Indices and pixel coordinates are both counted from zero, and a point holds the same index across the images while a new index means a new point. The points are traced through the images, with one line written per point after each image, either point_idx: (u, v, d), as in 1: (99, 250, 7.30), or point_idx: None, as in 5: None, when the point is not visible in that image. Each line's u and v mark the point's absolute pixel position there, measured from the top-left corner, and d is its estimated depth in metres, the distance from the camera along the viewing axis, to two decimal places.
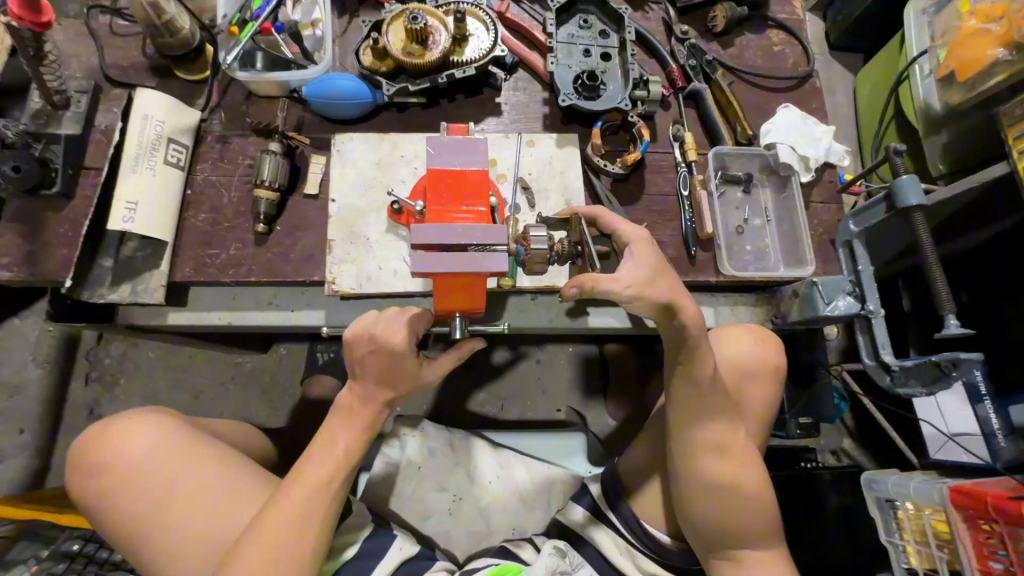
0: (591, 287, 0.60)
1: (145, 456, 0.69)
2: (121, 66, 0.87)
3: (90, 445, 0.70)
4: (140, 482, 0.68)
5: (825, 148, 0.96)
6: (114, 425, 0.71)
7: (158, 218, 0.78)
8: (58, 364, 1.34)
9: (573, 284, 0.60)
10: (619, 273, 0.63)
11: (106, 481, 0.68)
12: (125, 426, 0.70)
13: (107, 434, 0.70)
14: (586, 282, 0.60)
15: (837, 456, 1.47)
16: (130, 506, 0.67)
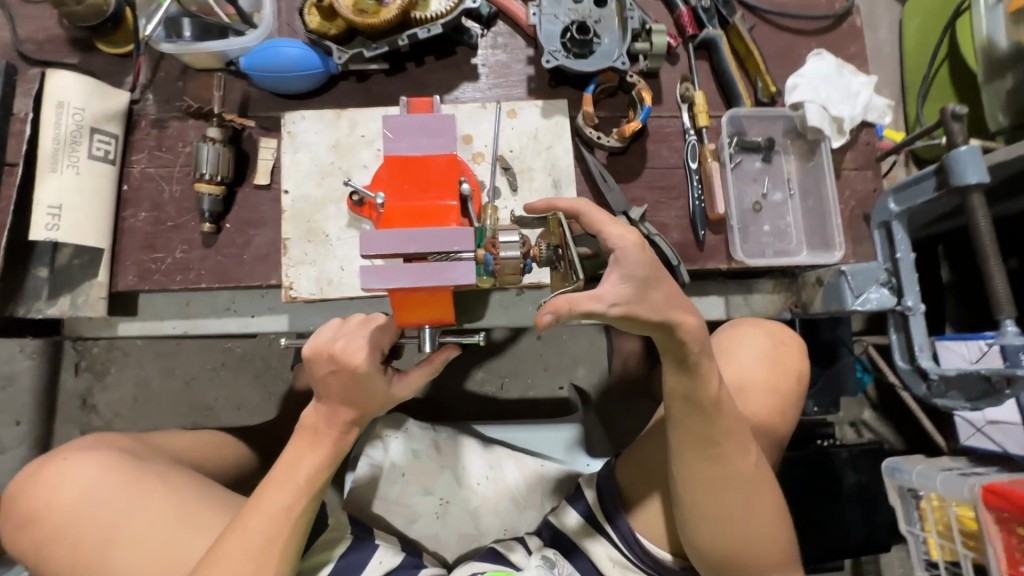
0: (567, 310, 0.48)
1: (88, 499, 0.67)
2: (37, 40, 0.76)
3: (34, 493, 0.68)
4: (87, 527, 0.66)
5: (863, 104, 0.82)
6: (55, 467, 0.69)
7: (91, 222, 0.69)
8: (48, 354, 1.27)
9: (544, 306, 0.48)
10: (602, 287, 0.51)
11: (53, 528, 0.66)
12: (68, 464, 0.69)
13: (48, 479, 0.68)
14: (561, 301, 0.48)
15: (857, 430, 1.39)
16: (79, 552, 0.65)
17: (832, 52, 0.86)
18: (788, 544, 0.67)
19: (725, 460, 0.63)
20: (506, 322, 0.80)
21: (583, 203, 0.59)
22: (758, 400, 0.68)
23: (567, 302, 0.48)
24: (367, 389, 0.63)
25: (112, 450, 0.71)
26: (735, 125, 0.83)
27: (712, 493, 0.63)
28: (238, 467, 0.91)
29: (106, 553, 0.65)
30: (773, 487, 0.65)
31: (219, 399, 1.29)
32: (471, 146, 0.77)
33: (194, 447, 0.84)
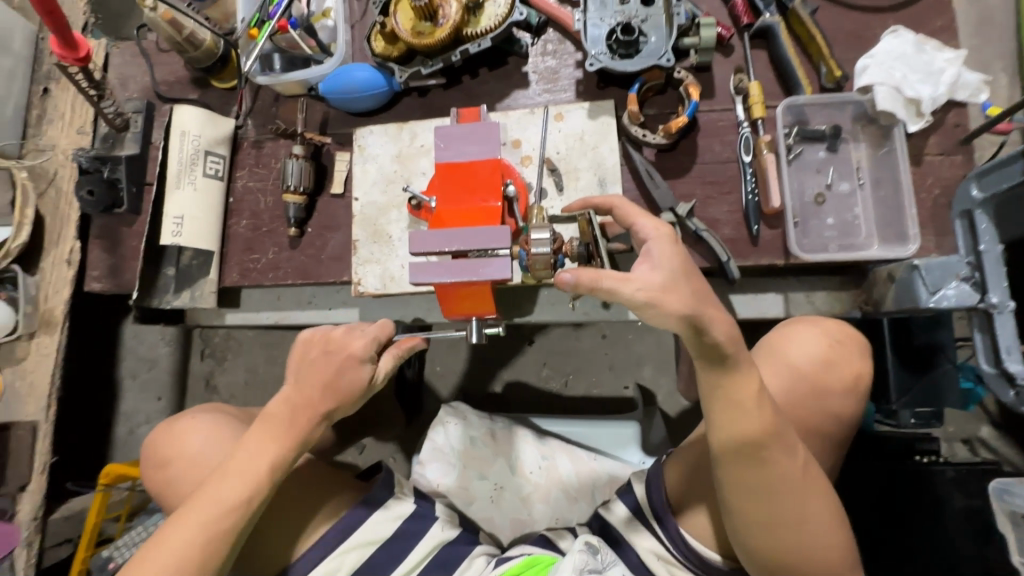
0: (589, 282, 0.55)
1: (203, 453, 0.80)
2: (168, 81, 0.92)
3: (164, 441, 0.83)
4: (201, 473, 0.79)
5: (948, 82, 0.74)
6: (180, 424, 0.83)
7: (205, 229, 0.83)
8: (181, 342, 1.50)
9: (568, 272, 0.56)
10: (632, 274, 0.56)
11: (178, 471, 0.81)
12: (180, 427, 0.83)
13: (176, 432, 0.83)
14: (586, 274, 0.55)
15: (970, 447, 1.24)
16: (195, 494, 0.79)
17: (913, 28, 0.79)
18: (851, 553, 0.61)
19: (773, 461, 0.58)
20: (554, 318, 0.83)
21: (620, 203, 0.63)
22: (796, 392, 0.67)
23: (591, 280, 0.55)
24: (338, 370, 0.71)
25: (222, 415, 0.84)
26: (796, 114, 0.79)
27: (760, 495, 0.58)
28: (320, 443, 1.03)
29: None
30: (828, 489, 0.60)
31: None
32: (519, 150, 0.81)
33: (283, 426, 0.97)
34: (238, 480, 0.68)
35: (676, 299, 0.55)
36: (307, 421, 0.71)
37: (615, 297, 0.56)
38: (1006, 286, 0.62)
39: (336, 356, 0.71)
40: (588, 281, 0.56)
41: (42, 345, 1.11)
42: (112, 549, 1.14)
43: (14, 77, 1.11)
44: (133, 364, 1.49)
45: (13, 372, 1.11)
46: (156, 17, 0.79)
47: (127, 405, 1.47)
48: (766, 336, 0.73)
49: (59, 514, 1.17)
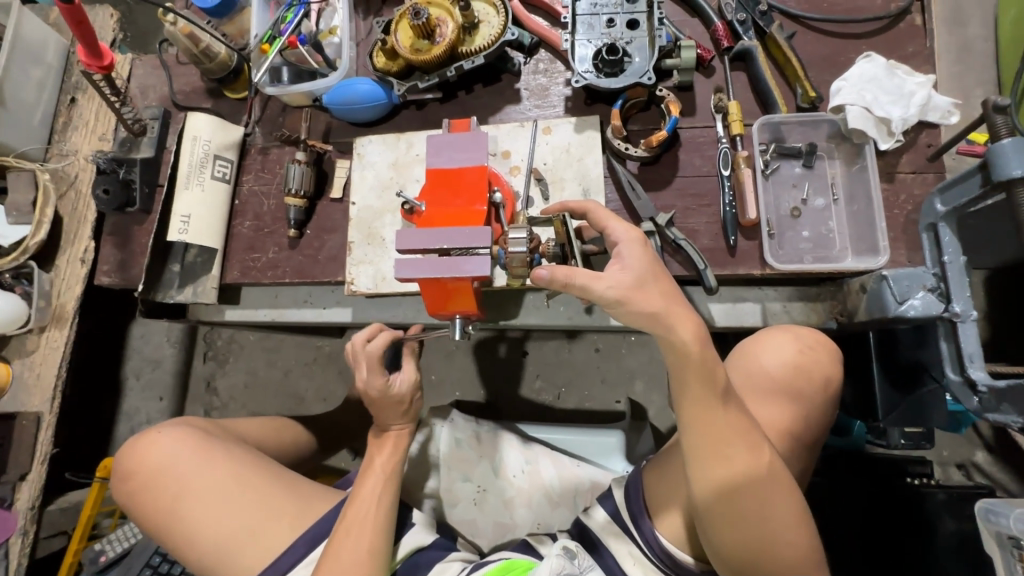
0: (563, 277, 0.59)
1: (170, 464, 0.82)
2: (185, 91, 0.99)
3: (132, 452, 0.84)
4: (169, 483, 0.81)
5: (918, 104, 0.77)
6: (146, 437, 0.84)
7: (210, 228, 0.88)
8: (185, 344, 1.54)
9: (545, 268, 0.60)
10: (605, 274, 0.59)
11: (144, 482, 0.82)
12: (147, 440, 0.84)
13: (141, 445, 0.84)
14: (560, 270, 0.60)
15: (965, 472, 1.22)
16: (162, 501, 0.81)
17: (886, 53, 0.83)
18: (817, 552, 0.62)
19: (737, 460, 0.59)
20: (538, 322, 0.86)
21: (593, 208, 0.66)
22: (767, 394, 0.69)
23: (565, 277, 0.59)
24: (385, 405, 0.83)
25: (192, 426, 0.86)
26: (773, 131, 0.82)
27: (726, 492, 0.59)
28: (294, 450, 1.05)
29: (182, 505, 0.80)
30: (794, 489, 0.61)
31: (310, 390, 1.49)
32: (509, 160, 0.85)
33: (261, 435, 0.99)
34: (373, 522, 0.75)
35: (643, 300, 0.58)
36: (396, 440, 0.83)
37: (588, 293, 0.59)
38: (970, 296, 0.64)
39: (392, 400, 0.82)
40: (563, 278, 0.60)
41: (52, 339, 1.16)
42: (103, 543, 1.16)
43: (44, 87, 1.17)
44: (138, 364, 1.53)
45: (23, 363, 1.15)
46: (176, 31, 0.84)
47: (129, 404, 1.50)
48: (740, 342, 0.74)
49: (56, 505, 1.21)
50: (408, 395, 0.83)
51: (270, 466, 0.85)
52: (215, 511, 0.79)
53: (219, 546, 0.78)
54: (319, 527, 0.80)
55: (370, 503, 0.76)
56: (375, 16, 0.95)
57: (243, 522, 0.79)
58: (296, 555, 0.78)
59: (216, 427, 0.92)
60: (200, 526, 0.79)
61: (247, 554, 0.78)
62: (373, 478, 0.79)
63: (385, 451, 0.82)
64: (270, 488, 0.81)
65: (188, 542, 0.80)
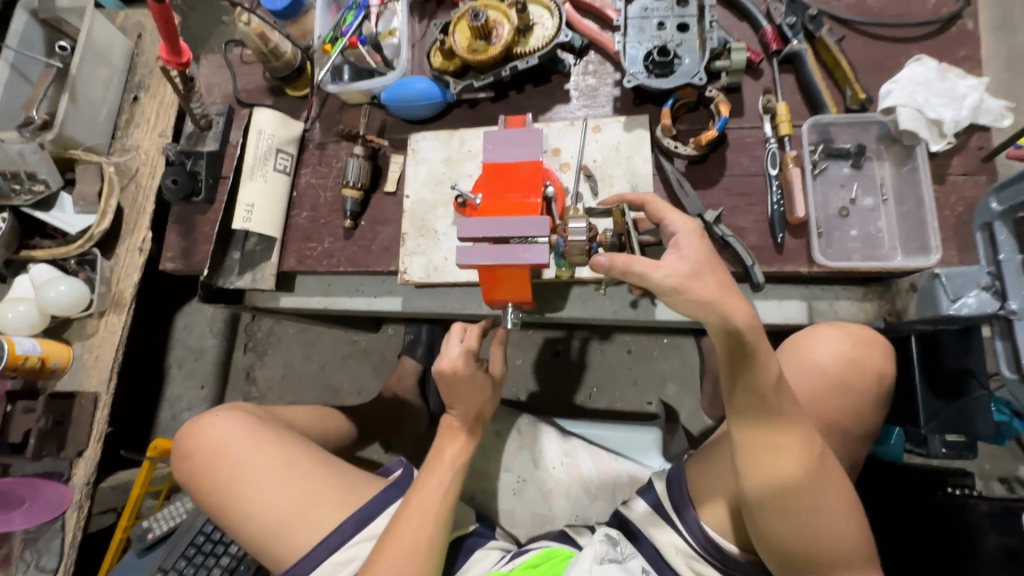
0: (622, 265, 0.61)
1: (224, 445, 0.84)
2: (248, 89, 1.04)
3: (189, 434, 0.87)
4: (222, 464, 0.83)
5: (970, 106, 0.78)
6: (202, 420, 0.87)
7: (270, 218, 0.92)
8: (227, 335, 1.59)
9: (604, 256, 0.62)
10: (663, 262, 0.61)
11: (200, 462, 0.84)
12: (203, 420, 0.87)
13: (198, 426, 0.86)
14: (619, 258, 0.61)
15: (1008, 486, 1.19)
16: (215, 481, 0.83)
17: (937, 57, 0.84)
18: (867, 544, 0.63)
19: (787, 450, 0.61)
20: (584, 314, 0.88)
21: (657, 203, 0.69)
22: (814, 387, 0.71)
23: (624, 265, 0.60)
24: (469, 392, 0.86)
25: (245, 411, 0.88)
26: (821, 132, 0.84)
27: (778, 482, 0.61)
28: (337, 439, 1.05)
29: (234, 485, 0.82)
30: (844, 480, 0.62)
31: (345, 383, 1.52)
32: (559, 157, 0.88)
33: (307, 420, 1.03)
34: (430, 515, 0.76)
35: (701, 288, 0.59)
36: (467, 436, 0.86)
37: (646, 281, 0.61)
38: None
39: (475, 385, 0.86)
40: (620, 266, 0.61)
41: (110, 323, 1.22)
42: (150, 521, 1.20)
43: (111, 85, 1.24)
44: (182, 353, 1.57)
45: (83, 346, 1.21)
46: (248, 31, 0.89)
47: (172, 391, 1.55)
48: (788, 337, 0.76)
49: (107, 483, 1.26)
50: (491, 384, 0.88)
51: (318, 451, 0.86)
52: (266, 492, 0.80)
53: (269, 527, 0.79)
54: (365, 510, 0.81)
55: (432, 497, 0.78)
56: (430, 18, 0.99)
57: (295, 502, 0.80)
58: (331, 545, 0.78)
59: (266, 411, 0.93)
60: (253, 504, 0.80)
61: (296, 535, 0.79)
62: (438, 473, 0.80)
63: (448, 448, 0.84)
64: (318, 471, 0.83)
65: (239, 522, 0.81)
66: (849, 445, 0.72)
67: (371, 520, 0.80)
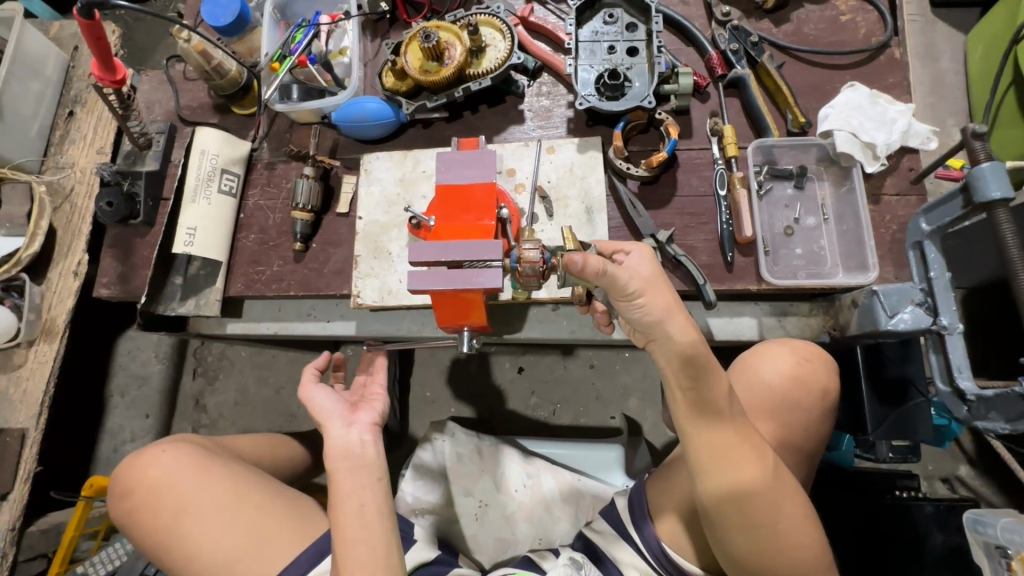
0: (593, 265, 0.59)
1: (168, 481, 0.78)
2: (192, 107, 1.00)
3: (131, 468, 0.80)
4: (166, 502, 0.77)
5: (899, 131, 0.82)
6: (144, 454, 0.81)
7: (215, 241, 0.88)
8: (174, 360, 1.50)
9: (577, 253, 0.60)
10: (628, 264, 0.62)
11: (143, 501, 0.78)
12: (144, 456, 0.81)
13: (139, 462, 0.80)
14: (592, 259, 0.59)
15: (951, 486, 1.24)
16: (161, 520, 0.77)
17: (868, 83, 0.89)
18: (823, 551, 0.64)
19: (742, 462, 0.61)
20: (542, 334, 0.87)
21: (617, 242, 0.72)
22: (764, 404, 0.73)
23: (596, 269, 0.59)
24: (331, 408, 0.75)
25: (190, 443, 0.83)
26: (766, 154, 0.87)
27: (739, 503, 0.60)
28: (289, 465, 1.00)
29: (182, 523, 0.76)
30: (797, 490, 0.63)
31: (302, 407, 1.46)
32: (514, 178, 0.88)
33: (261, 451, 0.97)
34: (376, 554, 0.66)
35: (658, 296, 0.61)
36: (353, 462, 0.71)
37: (614, 283, 0.60)
38: (955, 309, 0.69)
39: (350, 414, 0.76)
40: (594, 268, 0.60)
41: (40, 353, 1.13)
42: (86, 565, 1.11)
43: (43, 99, 1.15)
44: (124, 381, 1.48)
45: (8, 379, 1.12)
46: (189, 48, 0.87)
47: (114, 422, 1.46)
48: (739, 355, 0.78)
49: (36, 527, 1.17)
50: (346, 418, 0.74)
51: (271, 484, 0.82)
52: (216, 528, 0.75)
53: (219, 565, 0.74)
54: (319, 542, 0.75)
55: (358, 547, 0.66)
56: (382, 38, 0.98)
57: (246, 538, 0.75)
58: None
59: (215, 443, 0.88)
60: (201, 543, 0.75)
61: (249, 570, 0.74)
62: (347, 510, 0.68)
63: (351, 478, 0.70)
64: (269, 505, 0.78)
65: (189, 562, 0.75)
66: (798, 456, 0.74)
67: (327, 553, 0.75)
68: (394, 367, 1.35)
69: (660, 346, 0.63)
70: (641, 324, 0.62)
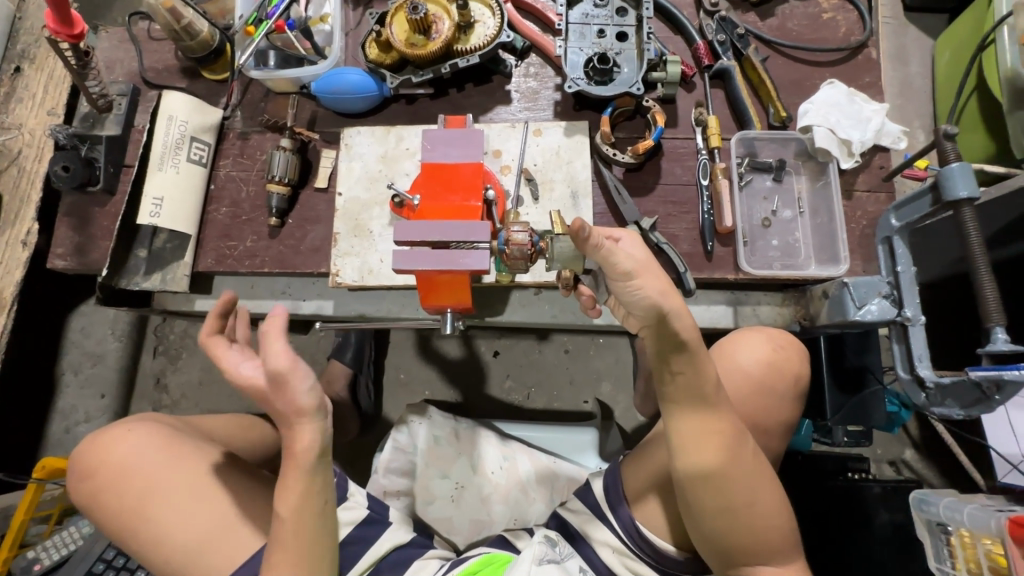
0: (584, 245, 0.59)
1: (135, 462, 0.75)
2: (157, 69, 0.94)
3: (94, 446, 0.76)
4: (132, 485, 0.74)
5: (873, 129, 0.85)
6: (108, 433, 0.77)
7: (183, 213, 0.84)
8: (132, 338, 1.43)
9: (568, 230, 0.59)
10: (621, 243, 0.61)
11: (107, 482, 0.75)
12: (107, 436, 0.77)
13: (102, 442, 0.76)
14: (584, 236, 0.59)
15: (896, 468, 1.32)
16: (125, 502, 0.73)
17: (846, 81, 0.91)
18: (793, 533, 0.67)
19: (724, 447, 0.63)
20: (525, 318, 0.88)
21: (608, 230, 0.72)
22: (743, 391, 0.75)
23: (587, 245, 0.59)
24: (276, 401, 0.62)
25: (159, 424, 0.79)
26: (747, 146, 0.89)
27: (716, 486, 0.63)
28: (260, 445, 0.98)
29: (148, 506, 0.73)
30: (772, 475, 0.66)
31: None
32: (500, 159, 0.87)
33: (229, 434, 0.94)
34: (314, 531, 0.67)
35: (653, 278, 0.60)
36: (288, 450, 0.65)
37: (607, 262, 0.60)
38: (918, 302, 0.72)
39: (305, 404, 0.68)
40: (583, 249, 0.59)
41: None
42: (38, 550, 1.06)
43: None
44: (77, 359, 1.40)
45: None
46: (156, 4, 0.81)
47: (66, 401, 1.38)
48: (717, 342, 0.80)
49: None
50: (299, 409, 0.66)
51: (246, 468, 0.80)
52: (187, 512, 0.73)
53: (188, 551, 0.72)
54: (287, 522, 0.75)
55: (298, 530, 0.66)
56: (365, 7, 0.94)
57: (219, 521, 0.73)
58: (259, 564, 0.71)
59: (185, 424, 0.85)
60: (169, 526, 0.72)
61: (220, 554, 0.72)
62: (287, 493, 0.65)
63: (292, 471, 0.65)
64: (243, 489, 0.76)
65: (155, 547, 0.72)
66: (770, 441, 0.77)
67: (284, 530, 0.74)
68: (369, 348, 1.31)
69: (649, 327, 0.63)
70: (634, 308, 0.62)
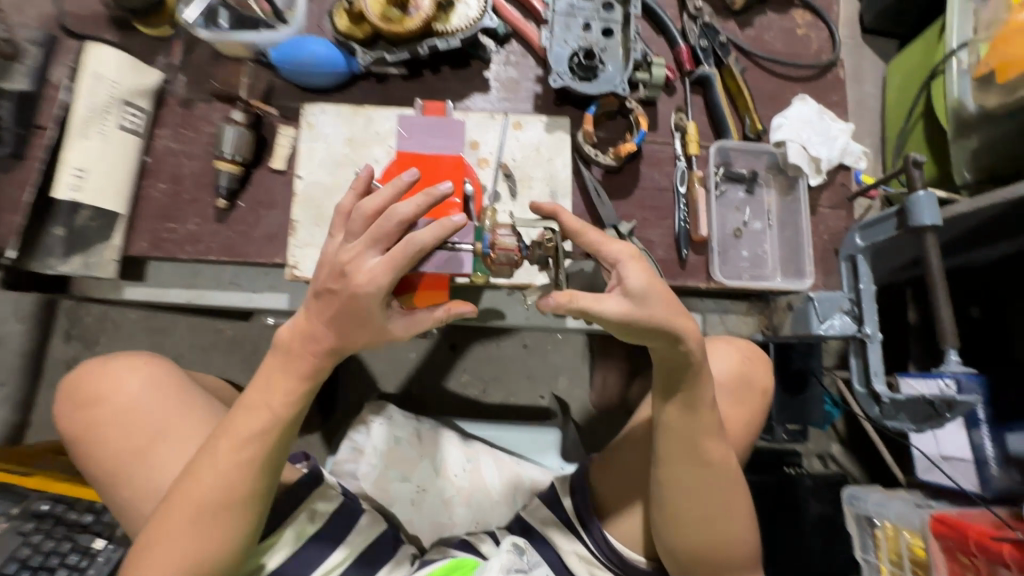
0: (565, 302, 0.54)
1: (144, 402, 0.71)
2: (80, 16, 0.81)
3: (92, 381, 0.72)
4: (138, 424, 0.70)
5: (840, 148, 0.88)
6: (113, 367, 0.73)
7: (112, 188, 0.73)
8: (39, 320, 1.25)
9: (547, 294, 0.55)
10: (606, 296, 0.56)
11: (107, 420, 0.70)
12: (112, 370, 0.73)
13: (107, 375, 0.72)
14: (561, 296, 0.55)
15: (824, 462, 1.42)
16: (129, 443, 0.70)
17: (816, 98, 0.94)
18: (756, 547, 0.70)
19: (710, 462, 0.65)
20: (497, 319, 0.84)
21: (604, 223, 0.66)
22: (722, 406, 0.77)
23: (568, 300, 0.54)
24: (363, 329, 0.59)
25: (169, 367, 0.76)
26: (723, 156, 0.89)
27: (697, 496, 0.65)
28: None
29: (152, 451, 0.69)
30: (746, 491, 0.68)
31: None
32: (477, 152, 0.82)
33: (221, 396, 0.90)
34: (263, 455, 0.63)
35: (658, 309, 0.57)
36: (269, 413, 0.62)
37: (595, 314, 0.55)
38: (876, 320, 0.76)
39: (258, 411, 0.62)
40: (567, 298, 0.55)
41: None
42: None
43: None
44: None
45: None
46: None
47: None
48: None
49: None
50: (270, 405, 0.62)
51: None
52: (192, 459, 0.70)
53: None
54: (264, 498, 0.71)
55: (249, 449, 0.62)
56: None
57: None
58: None
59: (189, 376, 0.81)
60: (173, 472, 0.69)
61: None
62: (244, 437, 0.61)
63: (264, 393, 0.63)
64: None
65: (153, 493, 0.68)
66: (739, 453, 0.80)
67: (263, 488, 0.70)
68: None
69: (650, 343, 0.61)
70: (639, 337, 0.59)
